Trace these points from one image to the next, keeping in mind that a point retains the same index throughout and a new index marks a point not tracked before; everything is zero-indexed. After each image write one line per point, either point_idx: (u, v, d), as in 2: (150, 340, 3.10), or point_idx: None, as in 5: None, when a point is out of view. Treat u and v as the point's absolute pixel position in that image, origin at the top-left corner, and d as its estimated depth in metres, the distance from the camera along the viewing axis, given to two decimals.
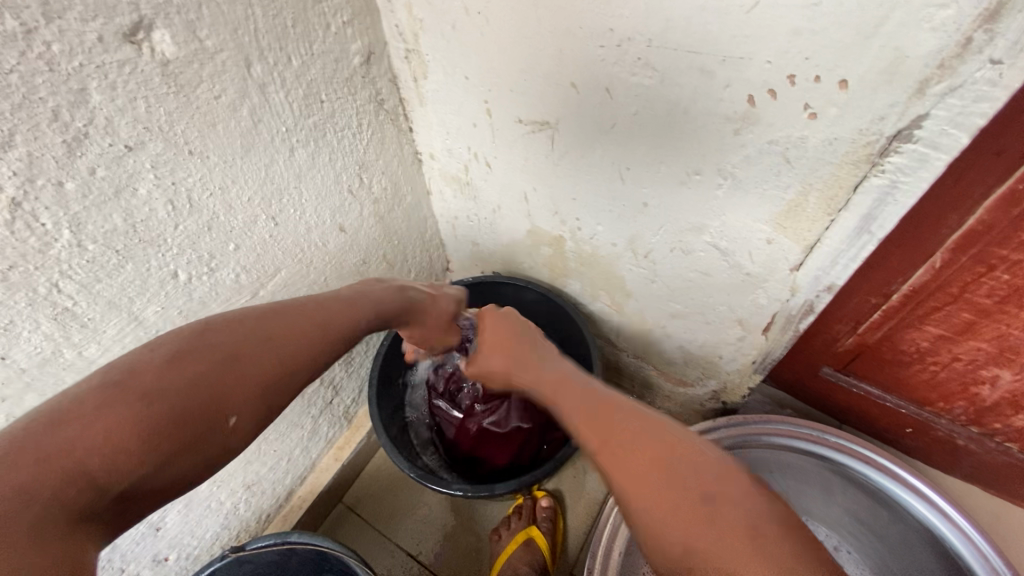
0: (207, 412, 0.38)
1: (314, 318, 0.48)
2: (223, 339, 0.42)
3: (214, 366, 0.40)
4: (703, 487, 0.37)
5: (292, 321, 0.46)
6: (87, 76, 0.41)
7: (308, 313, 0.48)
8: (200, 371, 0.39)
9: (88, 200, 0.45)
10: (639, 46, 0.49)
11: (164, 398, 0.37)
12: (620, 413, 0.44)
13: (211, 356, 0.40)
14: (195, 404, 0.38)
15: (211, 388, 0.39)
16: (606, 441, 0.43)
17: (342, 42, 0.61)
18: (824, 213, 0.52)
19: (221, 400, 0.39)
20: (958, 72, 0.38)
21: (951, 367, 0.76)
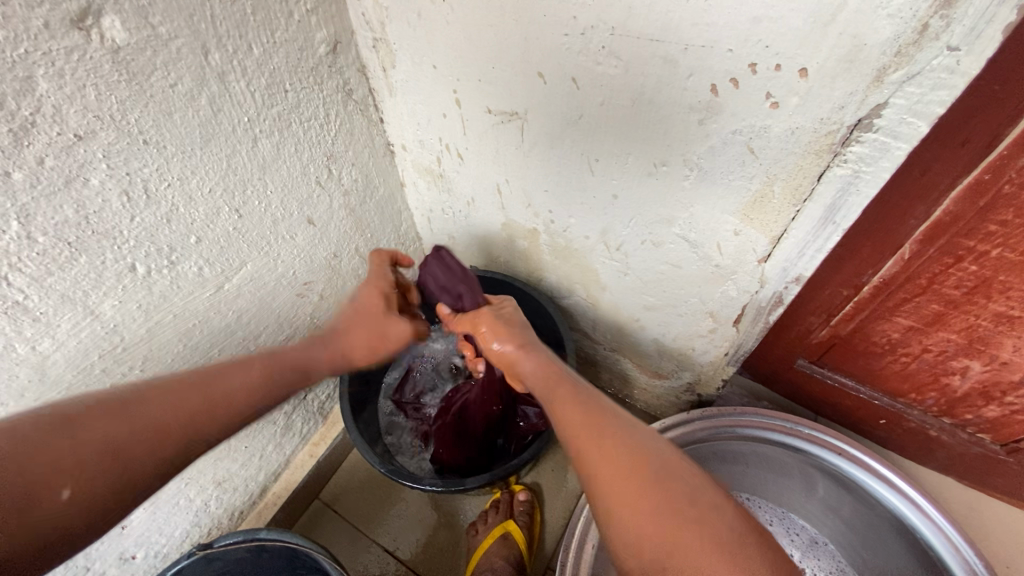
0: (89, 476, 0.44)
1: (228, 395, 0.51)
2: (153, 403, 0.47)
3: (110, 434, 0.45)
4: (684, 495, 0.42)
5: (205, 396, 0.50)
6: (34, 64, 0.40)
7: (227, 379, 0.52)
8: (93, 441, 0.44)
9: (36, 190, 0.44)
10: (603, 34, 0.48)
11: (45, 462, 0.41)
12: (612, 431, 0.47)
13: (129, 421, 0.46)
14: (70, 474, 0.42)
15: (90, 457, 0.43)
16: (605, 456, 0.45)
17: (307, 30, 0.60)
18: (789, 204, 0.52)
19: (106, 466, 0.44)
20: (915, 60, 0.38)
21: (922, 359, 0.77)
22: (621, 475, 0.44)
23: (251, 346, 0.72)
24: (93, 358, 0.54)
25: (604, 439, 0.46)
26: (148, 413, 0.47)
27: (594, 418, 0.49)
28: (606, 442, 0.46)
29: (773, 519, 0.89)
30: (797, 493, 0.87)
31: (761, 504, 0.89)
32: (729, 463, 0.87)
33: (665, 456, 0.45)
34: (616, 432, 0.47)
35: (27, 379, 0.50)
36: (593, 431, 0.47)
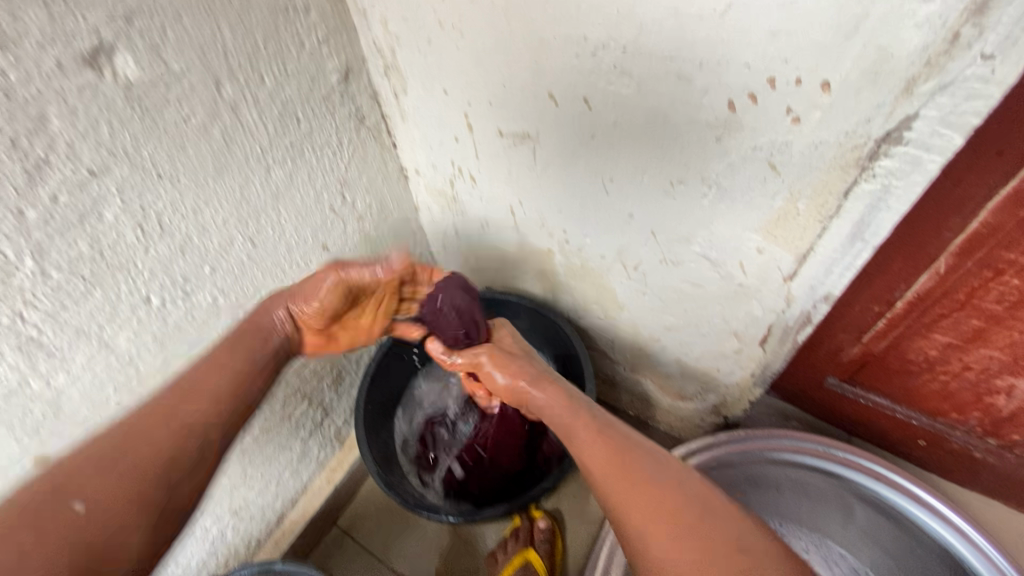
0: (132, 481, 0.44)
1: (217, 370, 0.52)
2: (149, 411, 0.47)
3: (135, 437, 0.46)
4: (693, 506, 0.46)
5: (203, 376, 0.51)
6: (46, 102, 0.41)
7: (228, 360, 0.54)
8: (141, 436, 0.46)
9: (50, 227, 0.44)
10: (615, 53, 0.47)
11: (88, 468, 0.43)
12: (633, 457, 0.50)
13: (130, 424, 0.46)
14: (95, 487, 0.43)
15: (150, 448, 0.46)
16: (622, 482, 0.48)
17: (318, 59, 0.61)
18: (815, 221, 0.49)
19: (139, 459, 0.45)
20: (946, 70, 0.36)
21: (963, 378, 0.73)
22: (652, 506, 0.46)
23: None
24: (108, 392, 0.54)
25: (629, 472, 0.49)
26: (156, 409, 0.47)
27: (617, 449, 0.51)
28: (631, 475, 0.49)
29: (809, 547, 0.84)
30: (834, 519, 0.83)
31: (795, 532, 0.85)
32: (757, 490, 0.84)
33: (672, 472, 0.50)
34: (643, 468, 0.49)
35: (41, 415, 0.50)
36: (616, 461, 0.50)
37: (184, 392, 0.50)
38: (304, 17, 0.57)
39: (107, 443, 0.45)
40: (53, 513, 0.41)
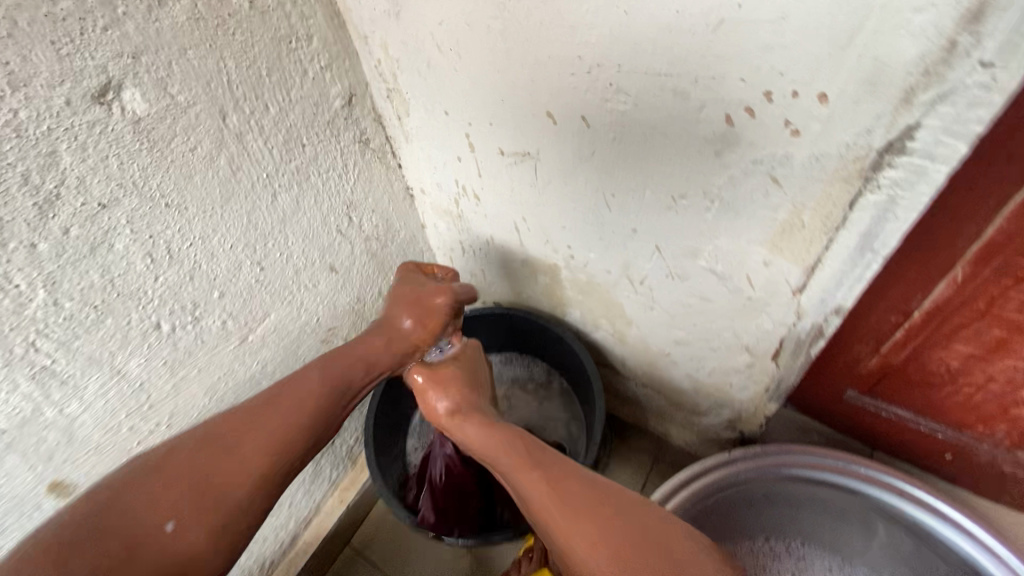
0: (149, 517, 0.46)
1: (240, 420, 0.54)
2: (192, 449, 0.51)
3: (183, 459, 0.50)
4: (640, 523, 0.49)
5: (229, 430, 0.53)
6: (57, 139, 0.42)
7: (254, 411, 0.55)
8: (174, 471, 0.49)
9: (62, 259, 0.45)
10: (609, 71, 0.47)
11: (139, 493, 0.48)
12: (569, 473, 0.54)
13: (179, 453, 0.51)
14: (151, 516, 0.47)
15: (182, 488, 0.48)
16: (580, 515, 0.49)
17: (321, 85, 0.62)
18: (821, 233, 0.48)
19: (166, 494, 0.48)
20: (945, 78, 0.35)
21: (987, 388, 0.70)
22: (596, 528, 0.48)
23: None
24: (120, 418, 0.55)
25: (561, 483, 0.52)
26: (194, 445, 0.51)
27: (549, 460, 0.55)
28: (566, 488, 0.51)
29: (833, 568, 0.82)
30: (861, 539, 0.80)
31: (819, 553, 0.83)
32: (776, 506, 0.81)
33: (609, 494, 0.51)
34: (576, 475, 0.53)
35: (55, 442, 0.51)
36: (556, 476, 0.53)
37: (235, 426, 0.53)
38: (307, 46, 0.58)
39: (153, 480, 0.48)
40: (109, 529, 0.45)
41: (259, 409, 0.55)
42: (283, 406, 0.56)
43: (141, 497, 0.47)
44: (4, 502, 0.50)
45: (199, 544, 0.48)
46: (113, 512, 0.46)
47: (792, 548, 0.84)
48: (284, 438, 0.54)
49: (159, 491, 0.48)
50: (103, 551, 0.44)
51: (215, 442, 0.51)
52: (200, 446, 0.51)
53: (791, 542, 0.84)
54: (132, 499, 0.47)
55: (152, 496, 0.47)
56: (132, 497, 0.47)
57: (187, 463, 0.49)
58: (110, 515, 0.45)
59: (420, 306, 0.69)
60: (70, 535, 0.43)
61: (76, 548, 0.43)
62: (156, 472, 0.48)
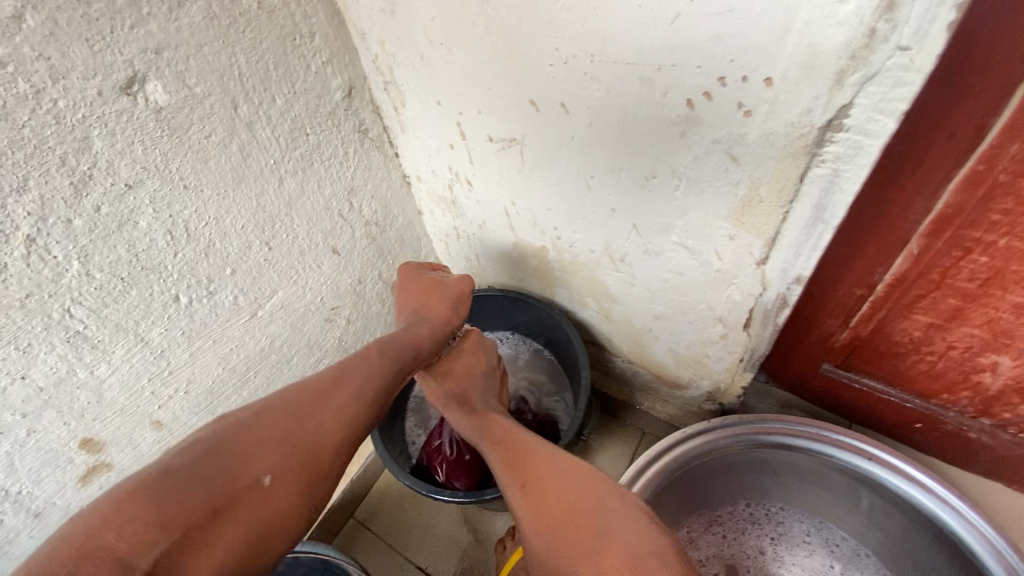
0: (234, 477, 0.44)
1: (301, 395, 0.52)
2: (265, 417, 0.49)
3: (257, 424, 0.48)
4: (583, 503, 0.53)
5: (275, 403, 0.51)
6: (90, 126, 0.47)
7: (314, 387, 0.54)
8: (255, 436, 0.47)
9: (93, 234, 0.51)
10: (584, 61, 0.52)
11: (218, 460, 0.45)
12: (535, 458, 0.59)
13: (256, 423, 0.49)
14: (248, 471, 0.45)
15: (262, 453, 0.47)
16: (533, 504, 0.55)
17: (323, 79, 0.67)
18: (776, 206, 0.53)
19: (251, 456, 0.46)
20: (870, 61, 0.40)
21: (948, 357, 0.75)
22: (556, 523, 0.53)
23: (284, 368, 0.77)
24: (143, 382, 0.61)
25: (536, 478, 0.57)
26: (265, 415, 0.49)
27: (531, 457, 0.59)
28: (538, 486, 0.56)
29: (810, 530, 0.89)
30: (835, 502, 0.85)
31: (797, 517, 0.89)
32: (754, 472, 0.86)
33: (565, 473, 0.56)
34: (551, 470, 0.57)
35: (86, 401, 0.56)
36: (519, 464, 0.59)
37: (320, 395, 0.53)
38: (310, 42, 0.64)
39: (243, 439, 0.47)
40: (201, 479, 0.43)
41: (344, 379, 0.56)
42: (358, 375, 0.57)
43: (227, 456, 0.45)
44: (40, 455, 0.55)
45: (286, 509, 0.46)
46: (206, 462, 0.44)
47: (771, 513, 0.90)
48: (362, 407, 0.55)
49: (251, 449, 0.46)
50: (199, 497, 0.42)
51: (305, 405, 0.51)
52: (289, 410, 0.50)
53: (771, 508, 0.90)
54: (223, 452, 0.45)
55: (245, 453, 0.46)
56: (223, 452, 0.45)
57: (275, 425, 0.49)
58: (205, 466, 0.44)
59: (434, 297, 0.76)
60: (167, 481, 0.41)
61: (171, 493, 0.41)
62: (249, 433, 0.48)
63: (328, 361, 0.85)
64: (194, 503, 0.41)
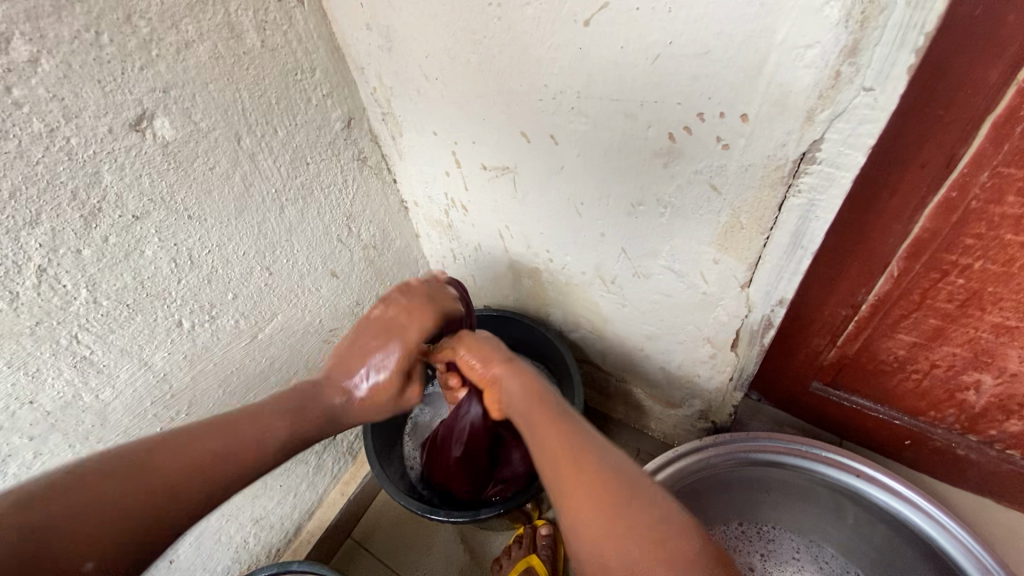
0: (128, 505, 0.42)
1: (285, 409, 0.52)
2: (236, 426, 0.49)
3: (169, 451, 0.45)
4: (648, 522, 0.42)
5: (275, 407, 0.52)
6: (100, 161, 0.50)
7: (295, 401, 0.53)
8: (166, 460, 0.45)
9: (101, 263, 0.53)
10: (570, 97, 0.55)
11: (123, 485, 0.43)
12: (580, 451, 0.47)
13: (183, 448, 0.46)
14: (140, 501, 0.43)
15: (169, 481, 0.44)
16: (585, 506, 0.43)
17: (323, 111, 0.70)
18: (757, 233, 0.56)
19: (151, 484, 0.43)
20: (837, 100, 0.42)
21: (933, 375, 0.76)
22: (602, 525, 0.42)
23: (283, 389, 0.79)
24: (146, 405, 0.62)
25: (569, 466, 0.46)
26: (195, 437, 0.47)
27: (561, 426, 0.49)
28: (571, 450, 0.47)
29: (799, 548, 0.88)
30: (824, 519, 0.85)
31: (787, 535, 0.89)
32: (746, 490, 0.87)
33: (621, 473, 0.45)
34: (578, 452, 0.47)
35: (90, 424, 0.58)
36: (564, 446, 0.47)
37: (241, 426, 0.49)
38: (311, 77, 0.67)
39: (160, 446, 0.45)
40: (86, 487, 0.42)
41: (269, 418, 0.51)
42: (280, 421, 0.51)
43: (132, 481, 0.43)
44: None
45: (125, 537, 0.42)
46: (103, 479, 0.42)
47: (763, 532, 0.90)
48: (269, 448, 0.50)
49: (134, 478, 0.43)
50: (91, 499, 0.41)
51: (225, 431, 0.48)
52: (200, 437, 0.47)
53: (762, 526, 0.90)
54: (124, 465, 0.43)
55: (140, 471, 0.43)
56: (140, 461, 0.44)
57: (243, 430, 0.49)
58: (90, 479, 0.42)
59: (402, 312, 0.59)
60: (67, 499, 0.41)
61: (68, 516, 0.40)
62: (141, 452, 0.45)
63: None
64: (125, 492, 0.42)
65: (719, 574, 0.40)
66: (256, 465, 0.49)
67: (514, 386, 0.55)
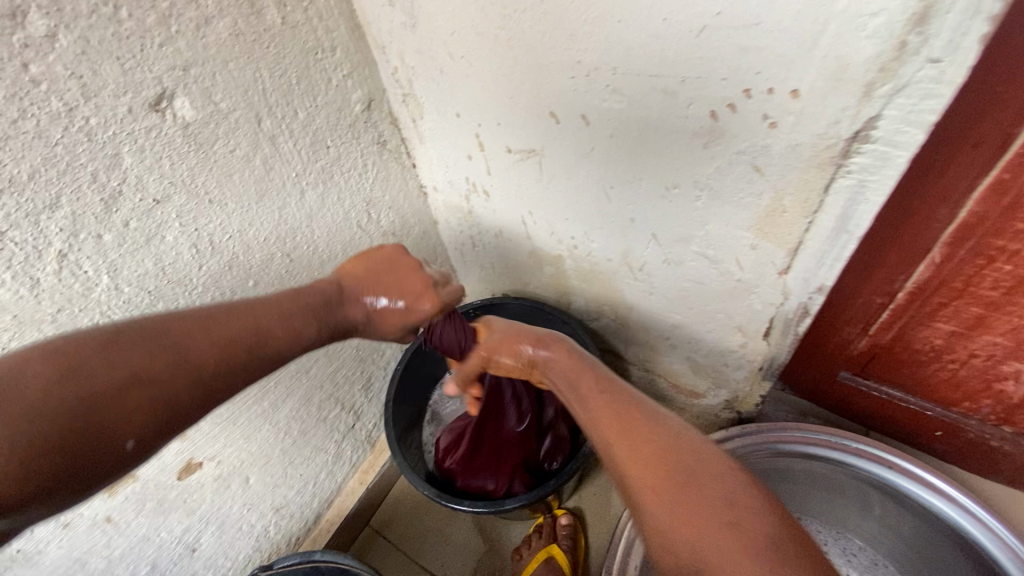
0: (142, 374, 0.40)
1: (301, 302, 0.52)
2: (252, 311, 0.48)
3: (191, 328, 0.44)
4: (699, 471, 0.42)
5: (292, 302, 0.51)
6: (120, 142, 0.48)
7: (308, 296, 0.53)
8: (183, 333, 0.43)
9: (123, 248, 0.51)
10: (606, 74, 0.53)
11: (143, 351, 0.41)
12: (631, 413, 0.48)
13: (206, 327, 0.45)
14: (151, 364, 0.41)
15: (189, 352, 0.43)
16: (635, 459, 0.44)
17: (344, 92, 0.68)
18: (800, 217, 0.53)
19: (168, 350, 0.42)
20: (900, 73, 0.40)
21: (970, 365, 0.74)
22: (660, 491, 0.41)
23: (303, 378, 0.78)
24: None
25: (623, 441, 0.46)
26: (217, 318, 0.46)
27: (618, 407, 0.50)
28: (621, 414, 0.48)
29: (827, 539, 0.87)
30: (852, 509, 0.84)
31: (814, 526, 0.88)
32: (772, 481, 0.85)
33: (672, 429, 0.46)
34: (630, 416, 0.48)
35: None
36: (614, 411, 0.49)
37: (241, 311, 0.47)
38: (331, 56, 0.64)
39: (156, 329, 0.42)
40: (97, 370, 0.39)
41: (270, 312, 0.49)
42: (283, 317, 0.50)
43: (153, 347, 0.41)
44: None
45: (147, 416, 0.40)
46: (120, 350, 0.40)
47: None
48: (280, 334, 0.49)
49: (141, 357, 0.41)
50: (125, 374, 0.40)
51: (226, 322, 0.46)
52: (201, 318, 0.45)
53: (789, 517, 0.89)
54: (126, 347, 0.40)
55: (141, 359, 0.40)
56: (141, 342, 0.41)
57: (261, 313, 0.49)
58: (94, 357, 0.39)
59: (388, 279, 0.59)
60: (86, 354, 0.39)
61: (81, 370, 0.38)
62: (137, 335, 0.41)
63: (345, 370, 0.85)
64: (148, 359, 0.41)
65: (786, 532, 0.38)
66: (276, 347, 0.48)
67: (559, 368, 0.60)
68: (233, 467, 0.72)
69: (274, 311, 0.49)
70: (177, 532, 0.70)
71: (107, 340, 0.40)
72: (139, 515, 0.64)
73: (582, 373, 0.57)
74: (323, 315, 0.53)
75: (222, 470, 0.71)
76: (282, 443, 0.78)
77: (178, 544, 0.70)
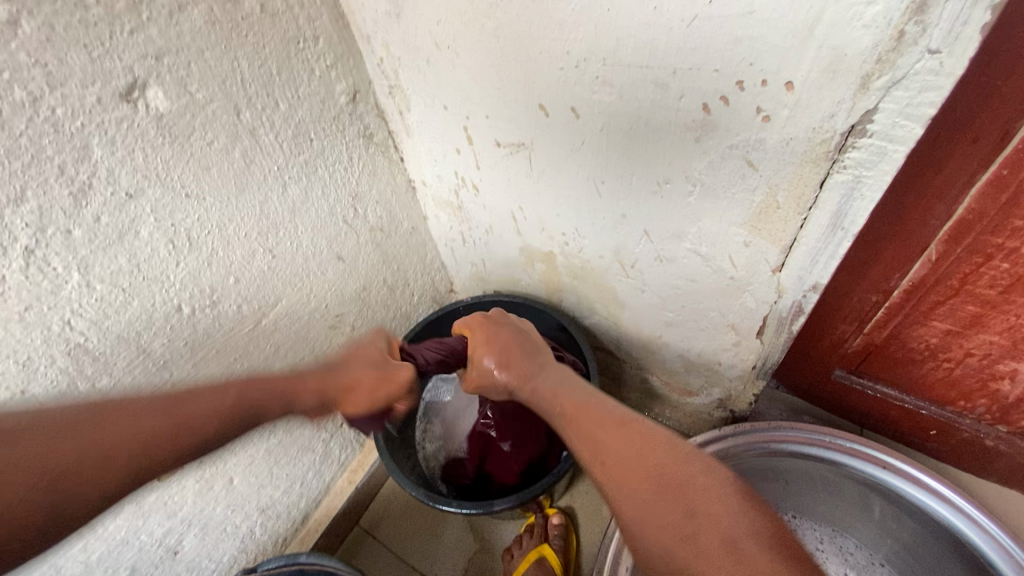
0: (111, 446, 0.41)
1: (288, 379, 0.51)
2: (242, 391, 0.49)
3: (181, 400, 0.46)
4: (674, 475, 0.41)
5: (281, 381, 0.51)
6: (89, 134, 0.46)
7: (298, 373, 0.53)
8: (172, 407, 0.45)
9: (94, 244, 0.49)
10: (595, 65, 0.51)
11: (122, 427, 0.42)
12: (601, 417, 0.46)
13: (198, 402, 0.46)
14: (126, 437, 0.42)
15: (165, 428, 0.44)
16: (609, 466, 0.43)
17: (327, 83, 0.66)
18: (794, 213, 0.52)
19: (149, 427, 0.43)
20: (897, 65, 0.38)
21: (966, 364, 0.73)
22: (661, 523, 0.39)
23: None
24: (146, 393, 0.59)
25: (606, 450, 0.43)
26: (204, 395, 0.47)
27: (604, 421, 0.46)
28: (590, 419, 0.46)
29: (823, 538, 0.87)
30: (846, 509, 0.83)
31: (810, 524, 0.87)
32: (766, 480, 0.84)
33: (643, 432, 0.44)
34: (601, 422, 0.46)
35: None
36: (582, 415, 0.47)
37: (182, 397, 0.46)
38: (314, 46, 0.62)
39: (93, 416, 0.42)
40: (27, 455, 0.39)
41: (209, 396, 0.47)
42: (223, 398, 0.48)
43: (129, 419, 0.43)
44: None
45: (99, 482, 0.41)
46: (95, 424, 0.42)
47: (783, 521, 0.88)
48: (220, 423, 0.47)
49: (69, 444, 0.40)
50: (85, 445, 0.41)
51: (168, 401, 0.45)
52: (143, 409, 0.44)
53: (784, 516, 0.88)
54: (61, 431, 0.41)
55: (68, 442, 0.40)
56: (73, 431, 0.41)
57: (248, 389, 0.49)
58: (63, 423, 0.41)
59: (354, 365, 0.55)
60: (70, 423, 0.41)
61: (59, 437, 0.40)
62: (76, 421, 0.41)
63: None
64: (113, 429, 0.42)
65: (764, 530, 0.38)
66: (255, 418, 0.49)
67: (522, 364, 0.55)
68: (215, 468, 0.71)
69: (261, 391, 0.50)
70: (158, 535, 0.68)
71: (94, 408, 0.43)
72: (117, 518, 0.62)
73: (545, 373, 0.54)
74: (306, 384, 0.52)
75: (204, 471, 0.69)
76: (267, 443, 0.77)
77: (159, 547, 0.69)
